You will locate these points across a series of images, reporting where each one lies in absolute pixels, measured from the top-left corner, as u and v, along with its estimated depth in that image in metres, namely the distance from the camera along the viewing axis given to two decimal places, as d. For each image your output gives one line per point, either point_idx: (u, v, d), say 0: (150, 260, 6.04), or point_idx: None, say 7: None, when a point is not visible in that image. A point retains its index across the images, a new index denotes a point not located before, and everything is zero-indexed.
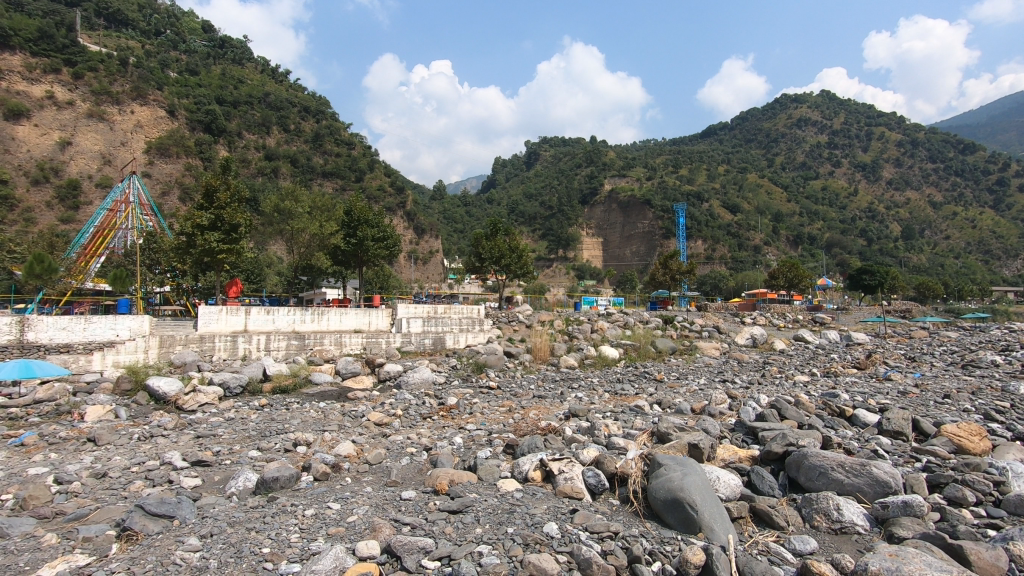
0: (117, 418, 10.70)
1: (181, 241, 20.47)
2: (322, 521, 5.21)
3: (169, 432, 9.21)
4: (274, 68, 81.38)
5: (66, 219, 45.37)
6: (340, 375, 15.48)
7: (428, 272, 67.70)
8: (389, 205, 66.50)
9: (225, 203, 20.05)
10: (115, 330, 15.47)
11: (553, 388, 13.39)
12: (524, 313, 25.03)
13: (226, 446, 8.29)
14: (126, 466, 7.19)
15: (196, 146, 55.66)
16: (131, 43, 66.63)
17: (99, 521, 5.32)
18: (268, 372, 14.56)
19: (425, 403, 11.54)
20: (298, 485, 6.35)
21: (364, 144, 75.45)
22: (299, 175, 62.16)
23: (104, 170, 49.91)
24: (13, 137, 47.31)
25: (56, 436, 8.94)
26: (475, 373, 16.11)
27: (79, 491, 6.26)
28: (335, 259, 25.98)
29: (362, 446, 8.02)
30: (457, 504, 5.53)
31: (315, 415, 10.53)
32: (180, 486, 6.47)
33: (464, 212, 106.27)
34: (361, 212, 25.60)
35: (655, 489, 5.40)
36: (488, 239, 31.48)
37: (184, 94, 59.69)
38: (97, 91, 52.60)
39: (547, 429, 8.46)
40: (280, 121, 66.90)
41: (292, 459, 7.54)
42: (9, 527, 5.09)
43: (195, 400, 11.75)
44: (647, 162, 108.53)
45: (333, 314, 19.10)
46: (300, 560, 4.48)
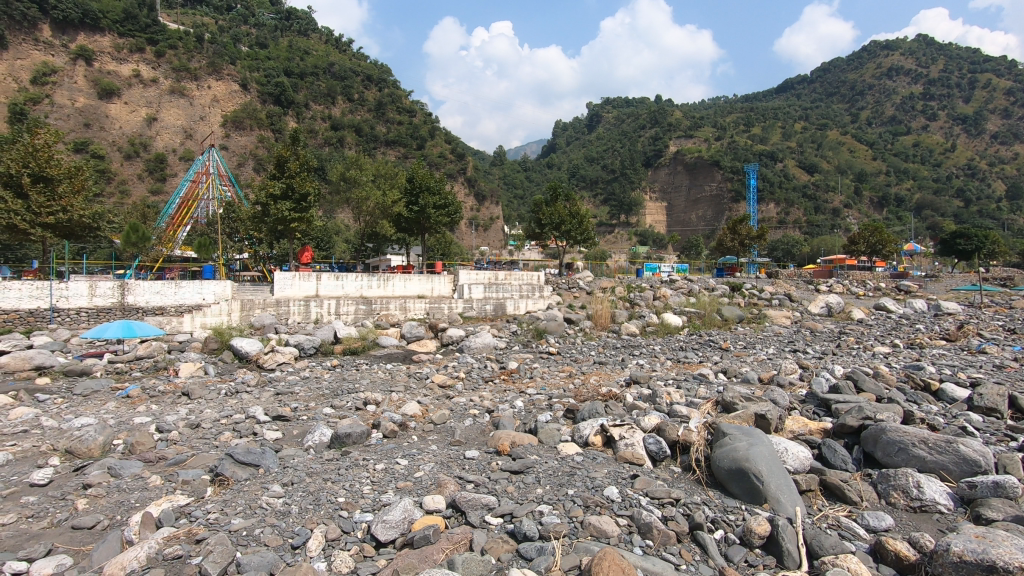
0: (206, 374, 11.70)
1: (256, 210, 21.61)
2: (391, 475, 5.51)
3: (252, 389, 9.98)
4: (337, 37, 82.62)
5: (155, 191, 48.85)
6: (405, 339, 16.09)
7: (489, 238, 68.18)
8: (450, 172, 67.05)
9: (296, 172, 20.92)
10: (202, 294, 17.11)
11: (614, 355, 13.32)
12: (585, 279, 24.83)
13: (303, 403, 8.85)
14: (217, 418, 7.85)
15: (267, 118, 58.07)
16: (206, 20, 69.52)
17: (196, 466, 5.87)
18: (339, 334, 15.32)
19: (487, 366, 11.84)
20: (369, 441, 6.71)
21: (425, 111, 75.76)
22: (364, 144, 63.71)
23: (186, 144, 52.96)
24: (106, 115, 50.81)
25: (156, 390, 9.88)
26: (535, 339, 16.27)
27: (178, 439, 6.90)
28: (399, 226, 26.65)
29: (427, 407, 8.35)
30: (519, 464, 5.68)
31: (383, 376, 11.06)
32: (264, 438, 7.00)
33: (524, 178, 105.45)
34: (424, 178, 25.89)
35: (719, 458, 5.31)
36: (548, 205, 31.21)
37: (254, 67, 62.10)
38: (177, 68, 55.60)
39: (608, 395, 8.48)
40: (344, 90, 68.23)
41: (362, 417, 7.96)
42: (121, 468, 5.69)
43: (274, 359, 12.58)
44: (716, 120, 102.93)
45: (398, 280, 19.70)
46: (373, 510, 4.78)
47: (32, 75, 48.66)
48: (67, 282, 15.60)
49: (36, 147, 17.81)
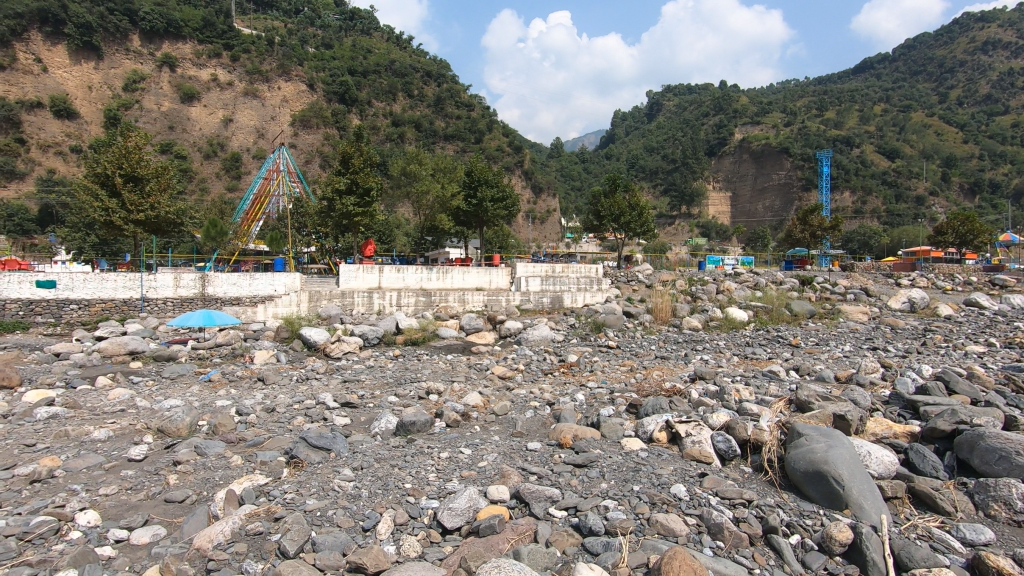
0: (279, 361, 12.33)
1: (323, 205, 22.48)
2: (456, 464, 5.61)
3: (322, 376, 10.47)
4: (398, 35, 84.38)
5: (232, 188, 51.87)
6: (464, 331, 16.37)
7: (546, 231, 68.05)
8: (508, 165, 67.24)
9: (359, 168, 21.58)
10: (274, 286, 17.89)
11: (676, 350, 12.94)
12: (644, 273, 24.25)
13: (369, 391, 9.17)
14: (290, 403, 8.26)
15: (332, 116, 60.32)
16: (276, 23, 72.83)
17: (273, 448, 6.19)
18: (400, 325, 15.74)
19: (547, 359, 11.81)
20: (433, 430, 6.85)
21: (483, 105, 76.30)
22: (423, 139, 65.02)
23: (259, 143, 55.77)
24: (188, 117, 54.16)
25: (234, 375, 10.55)
26: (593, 332, 16.08)
27: (255, 422, 7.31)
28: (458, 220, 27.01)
29: (488, 398, 8.44)
30: (582, 458, 5.63)
31: (444, 367, 11.29)
32: (334, 423, 7.29)
33: (582, 169, 104.23)
34: (482, 172, 26.11)
35: (794, 459, 5.07)
36: (607, 197, 30.65)
37: (321, 68, 64.53)
38: (250, 71, 58.64)
39: (672, 391, 8.27)
40: (405, 87, 69.73)
41: (426, 406, 8.17)
42: (207, 447, 6.08)
43: (340, 348, 13.08)
44: (785, 105, 97.77)
45: (457, 273, 19.97)
46: (439, 497, 4.89)
47: (124, 82, 52.65)
48: (155, 274, 16.84)
49: (128, 149, 19.35)
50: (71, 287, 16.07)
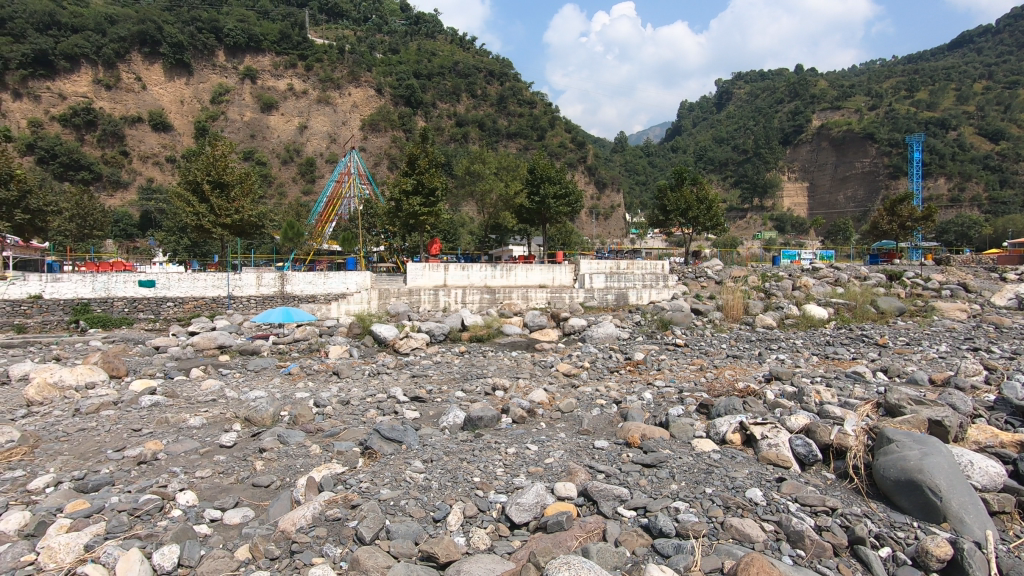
0: (352, 356, 12.89)
1: (391, 206, 23.21)
2: (523, 460, 5.65)
3: (392, 371, 10.86)
4: (462, 36, 85.67)
5: (307, 192, 54.66)
6: (528, 328, 16.45)
7: (610, 227, 67.09)
8: (570, 161, 66.82)
9: (425, 169, 22.16)
10: (347, 284, 18.78)
11: (749, 348, 12.39)
12: (714, 268, 23.37)
13: (437, 386, 9.42)
14: (363, 396, 8.61)
15: (399, 119, 62.25)
16: (346, 32, 75.97)
17: (349, 439, 6.48)
18: (465, 322, 16.01)
19: (612, 357, 11.64)
20: (500, 425, 6.93)
21: (546, 102, 76.16)
22: (486, 138, 65.83)
23: (331, 147, 58.37)
24: (268, 125, 57.49)
25: (312, 369, 11.14)
26: (660, 330, 15.70)
27: (331, 413, 7.68)
28: (521, 217, 27.14)
29: (554, 395, 8.43)
30: (651, 458, 5.51)
31: (509, 363, 11.40)
32: (404, 416, 7.54)
33: (647, 163, 101.88)
34: (545, 169, 26.10)
35: (883, 467, 4.76)
36: (674, 190, 29.76)
37: (388, 72, 66.60)
38: (323, 79, 61.50)
39: (746, 391, 7.95)
40: (468, 87, 70.80)
41: (492, 402, 8.28)
42: (288, 436, 6.46)
43: (409, 344, 13.52)
44: (870, 87, 91.12)
45: (521, 270, 20.07)
46: (506, 492, 4.95)
47: (211, 95, 56.56)
48: (240, 274, 18.06)
49: (215, 157, 20.81)
50: (168, 285, 17.51)
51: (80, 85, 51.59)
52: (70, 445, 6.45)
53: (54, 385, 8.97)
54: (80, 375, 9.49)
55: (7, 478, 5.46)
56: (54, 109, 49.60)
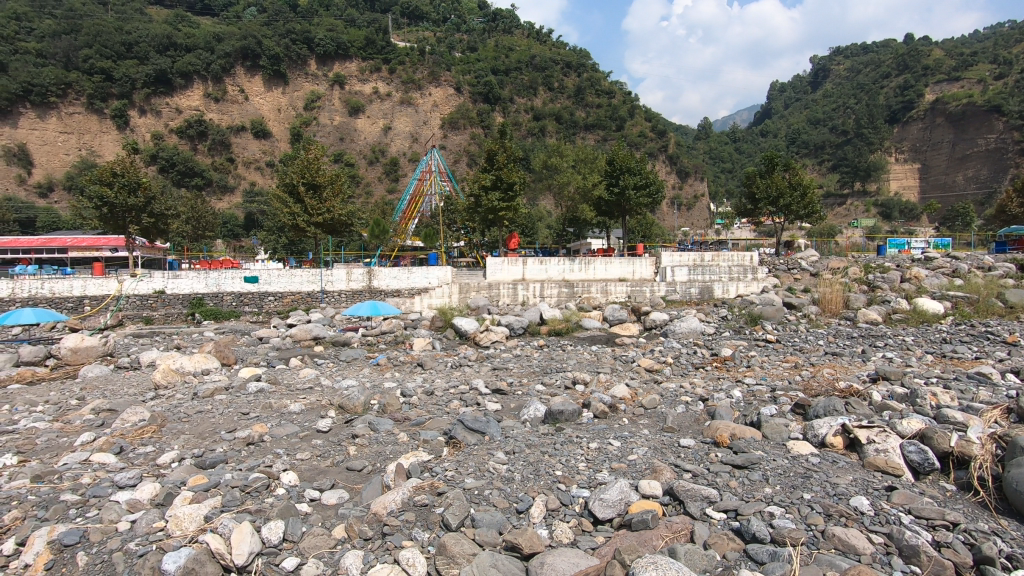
0: (434, 348, 13.33)
1: (471, 202, 23.65)
2: (605, 455, 5.59)
3: (474, 363, 11.12)
4: (538, 29, 85.44)
5: (392, 190, 56.95)
6: (608, 322, 16.21)
7: (693, 218, 64.55)
8: (651, 151, 64.96)
9: (503, 164, 22.36)
10: (429, 279, 19.37)
11: (851, 346, 11.47)
12: (809, 259, 21.84)
13: (517, 379, 9.53)
14: (446, 388, 8.88)
15: (478, 116, 63.44)
16: (427, 34, 78.19)
17: (434, 429, 6.68)
18: (544, 316, 16.04)
19: (697, 352, 11.19)
20: (581, 419, 6.88)
21: (625, 91, 74.42)
22: (563, 131, 65.49)
23: (413, 147, 60.46)
24: (355, 128, 60.44)
25: (398, 360, 11.65)
26: (748, 325, 14.92)
27: (417, 403, 7.98)
28: (600, 210, 26.72)
29: (636, 391, 8.26)
30: (742, 459, 5.27)
31: (589, 357, 11.30)
32: (486, 408, 7.69)
33: (733, 149, 96.86)
34: (624, 160, 25.54)
35: (1015, 480, 4.26)
36: (763, 177, 28.09)
37: (467, 70, 67.85)
38: (406, 81, 63.74)
39: (848, 391, 7.37)
40: (545, 81, 70.68)
41: (573, 396, 8.25)
42: (378, 424, 6.78)
43: (489, 337, 13.77)
44: (996, 54, 81.02)
45: (600, 263, 19.78)
46: (589, 487, 4.92)
47: (305, 102, 60.21)
48: (332, 270, 19.18)
49: (310, 161, 22.24)
50: (269, 281, 18.93)
51: (193, 99, 56.69)
52: (190, 425, 7.16)
53: (177, 371, 10.01)
54: (197, 363, 10.49)
55: (140, 453, 6.15)
56: (172, 122, 54.82)
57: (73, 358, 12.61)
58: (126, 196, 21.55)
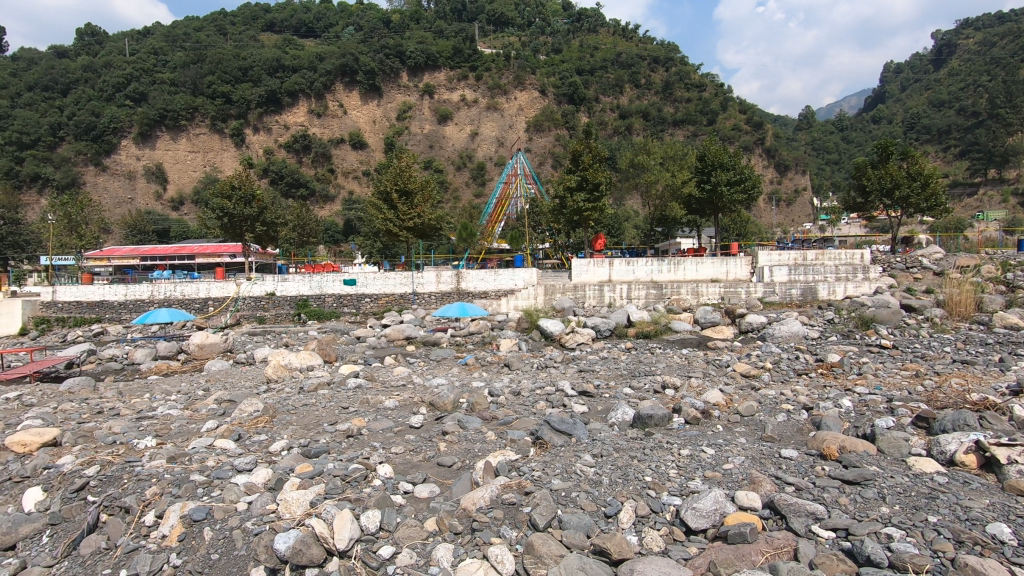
0: (521, 349, 13.48)
1: (556, 204, 23.64)
2: (698, 463, 5.36)
3: (560, 364, 11.11)
4: (624, 25, 83.88)
5: (479, 194, 58.31)
6: (699, 325, 15.57)
7: (794, 214, 60.33)
8: (746, 144, 61.64)
9: (589, 165, 22.13)
10: (515, 280, 19.65)
11: (985, 353, 10.17)
12: (932, 256, 19.68)
13: (604, 381, 9.39)
14: (533, 388, 8.93)
15: (563, 117, 63.72)
16: (512, 39, 79.45)
17: (521, 429, 6.74)
18: (632, 318, 15.68)
19: (799, 358, 10.44)
20: (671, 425, 6.64)
21: (717, 83, 71.20)
22: (651, 128, 63.82)
23: (500, 151, 61.62)
24: (444, 135, 62.52)
25: (486, 360, 11.92)
26: (859, 329, 13.70)
27: (505, 403, 8.10)
28: (690, 208, 25.70)
29: (731, 397, 7.85)
30: (853, 474, 4.85)
31: (680, 361, 10.90)
32: (573, 410, 7.63)
33: (839, 139, 89.47)
34: (716, 155, 24.42)
35: None
36: (875, 167, 25.68)
37: (552, 72, 68.27)
38: (492, 87, 65.11)
39: (982, 404, 6.56)
40: (632, 78, 69.39)
41: (662, 400, 8.00)
42: (467, 422, 6.95)
43: (575, 339, 13.70)
44: None
45: (690, 264, 19.03)
46: (681, 495, 4.75)
47: (398, 113, 63.14)
48: (422, 273, 19.98)
49: (402, 169, 23.33)
50: (366, 283, 20.04)
51: (299, 116, 61.29)
52: (297, 417, 7.73)
53: (286, 366, 10.88)
54: (302, 359, 11.27)
55: (256, 440, 6.74)
56: (281, 138, 59.50)
57: (200, 353, 14.08)
58: (241, 207, 23.69)
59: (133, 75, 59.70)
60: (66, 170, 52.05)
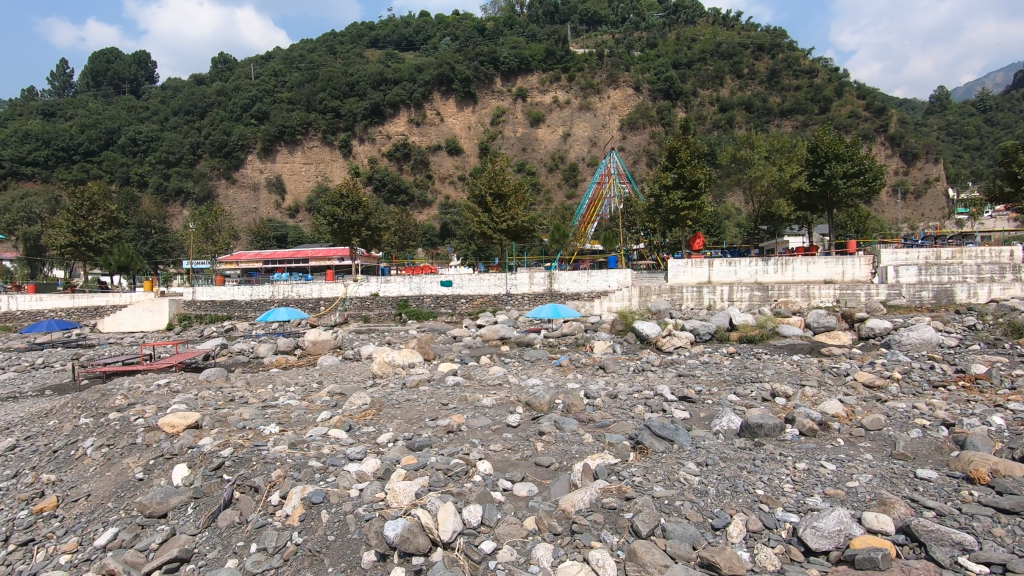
0: (615, 352, 13.23)
1: (651, 203, 22.93)
2: (817, 478, 4.97)
3: (657, 368, 10.76)
4: (725, 14, 79.83)
5: (571, 195, 58.10)
6: (811, 330, 14.41)
7: (923, 207, 54.10)
8: (865, 132, 56.27)
9: (687, 161, 21.27)
10: (609, 282, 19.34)
11: None
12: None
13: (706, 387, 8.94)
14: (630, 392, 8.73)
15: (658, 114, 62.10)
16: (605, 37, 78.45)
17: (619, 432, 6.60)
18: (734, 321, 14.86)
19: (935, 368, 9.31)
20: (784, 436, 6.19)
21: (830, 67, 65.64)
22: (755, 120, 60.22)
23: (593, 151, 61.09)
24: (537, 138, 62.99)
25: (580, 362, 11.84)
26: (1008, 337, 11.97)
27: (601, 405, 7.98)
28: (800, 203, 23.91)
29: (853, 408, 7.17)
30: (1009, 504, 4.28)
31: (790, 368, 10.13)
32: (673, 416, 7.36)
33: (981, 121, 78.96)
34: (830, 146, 22.50)
35: None
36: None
37: (647, 68, 66.75)
38: (585, 87, 64.81)
39: None
40: (733, 68, 65.97)
41: (772, 409, 7.47)
42: (563, 424, 6.92)
43: (672, 342, 13.21)
44: None
45: (800, 264, 17.70)
46: (798, 511, 4.45)
47: (492, 118, 64.56)
48: (516, 275, 20.25)
49: (496, 172, 23.82)
50: (462, 284, 20.69)
51: (400, 125, 64.55)
52: (401, 411, 8.12)
53: (390, 363, 11.54)
54: (405, 356, 11.91)
55: (365, 432, 7.17)
56: (384, 147, 62.94)
57: (314, 348, 15.28)
58: (349, 213, 25.39)
59: (257, 96, 65.93)
60: (203, 184, 58.66)
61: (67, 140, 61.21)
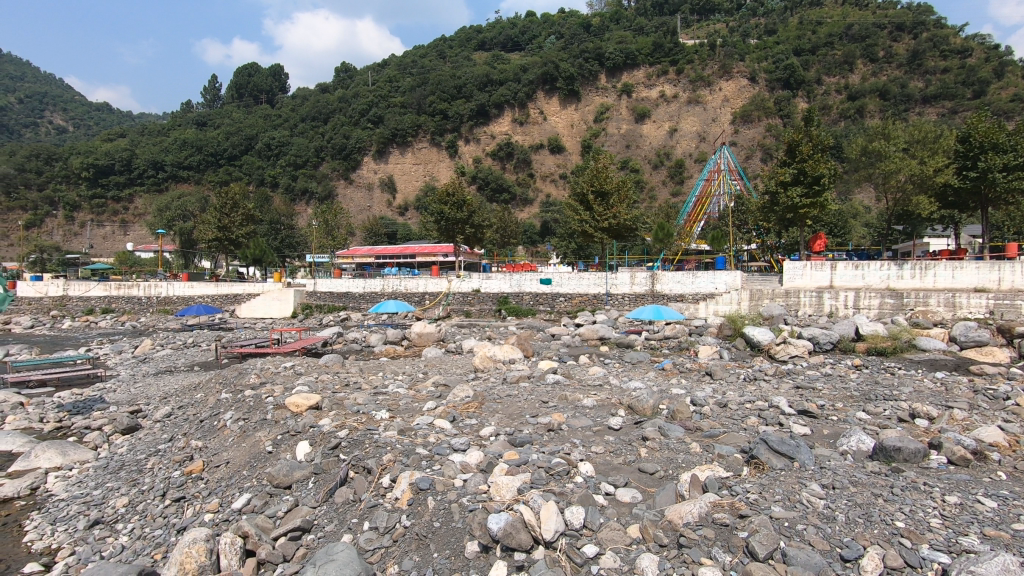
0: (723, 358, 12.49)
1: (766, 200, 21.47)
2: (973, 516, 4.37)
3: (771, 377, 10.03)
4: None
5: (676, 193, 55.76)
6: (958, 345, 12.67)
7: None
8: None
9: (808, 155, 19.55)
10: (716, 284, 18.32)
11: None
12: None
13: (829, 402, 8.17)
14: (741, 401, 8.19)
15: (776, 106, 58.07)
16: (718, 27, 74.72)
17: (730, 444, 6.23)
18: (861, 331, 13.43)
19: None
20: (927, 463, 5.49)
21: (988, 45, 57.47)
22: (891, 108, 54.12)
23: (701, 146, 58.37)
24: (642, 134, 61.34)
25: (685, 366, 11.33)
26: None
27: (709, 414, 7.55)
28: (945, 201, 21.20)
29: (1017, 438, 6.19)
30: None
31: (933, 386, 8.96)
32: (791, 431, 6.80)
33: None
34: (986, 134, 19.64)
35: None
36: None
37: (764, 57, 62.66)
38: (694, 80, 62.28)
39: None
40: (866, 51, 59.89)
41: (911, 431, 6.66)
42: (668, 430, 6.65)
43: (787, 351, 12.22)
44: None
45: (944, 269, 15.66)
46: (949, 551, 3.96)
47: (595, 115, 63.81)
48: (617, 274, 19.85)
49: (599, 170, 23.48)
50: (561, 283, 20.65)
51: (504, 125, 65.78)
52: (502, 406, 8.25)
53: (491, 358, 11.80)
54: (505, 353, 12.15)
55: (467, 424, 7.36)
56: (488, 147, 64.43)
57: (420, 340, 16.01)
58: (455, 211, 26.29)
59: (374, 101, 70.30)
60: (325, 184, 63.68)
61: (215, 146, 69.14)
